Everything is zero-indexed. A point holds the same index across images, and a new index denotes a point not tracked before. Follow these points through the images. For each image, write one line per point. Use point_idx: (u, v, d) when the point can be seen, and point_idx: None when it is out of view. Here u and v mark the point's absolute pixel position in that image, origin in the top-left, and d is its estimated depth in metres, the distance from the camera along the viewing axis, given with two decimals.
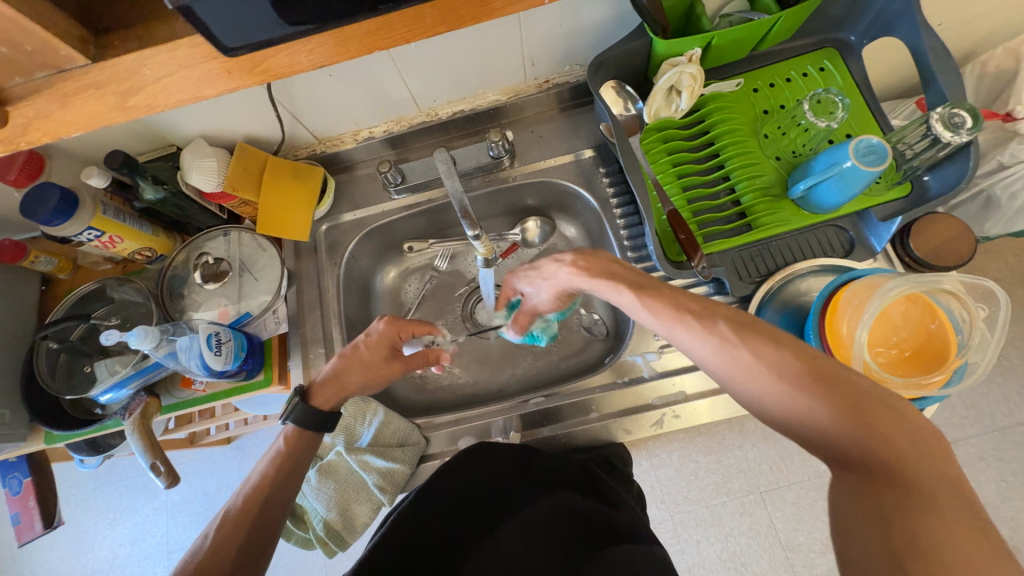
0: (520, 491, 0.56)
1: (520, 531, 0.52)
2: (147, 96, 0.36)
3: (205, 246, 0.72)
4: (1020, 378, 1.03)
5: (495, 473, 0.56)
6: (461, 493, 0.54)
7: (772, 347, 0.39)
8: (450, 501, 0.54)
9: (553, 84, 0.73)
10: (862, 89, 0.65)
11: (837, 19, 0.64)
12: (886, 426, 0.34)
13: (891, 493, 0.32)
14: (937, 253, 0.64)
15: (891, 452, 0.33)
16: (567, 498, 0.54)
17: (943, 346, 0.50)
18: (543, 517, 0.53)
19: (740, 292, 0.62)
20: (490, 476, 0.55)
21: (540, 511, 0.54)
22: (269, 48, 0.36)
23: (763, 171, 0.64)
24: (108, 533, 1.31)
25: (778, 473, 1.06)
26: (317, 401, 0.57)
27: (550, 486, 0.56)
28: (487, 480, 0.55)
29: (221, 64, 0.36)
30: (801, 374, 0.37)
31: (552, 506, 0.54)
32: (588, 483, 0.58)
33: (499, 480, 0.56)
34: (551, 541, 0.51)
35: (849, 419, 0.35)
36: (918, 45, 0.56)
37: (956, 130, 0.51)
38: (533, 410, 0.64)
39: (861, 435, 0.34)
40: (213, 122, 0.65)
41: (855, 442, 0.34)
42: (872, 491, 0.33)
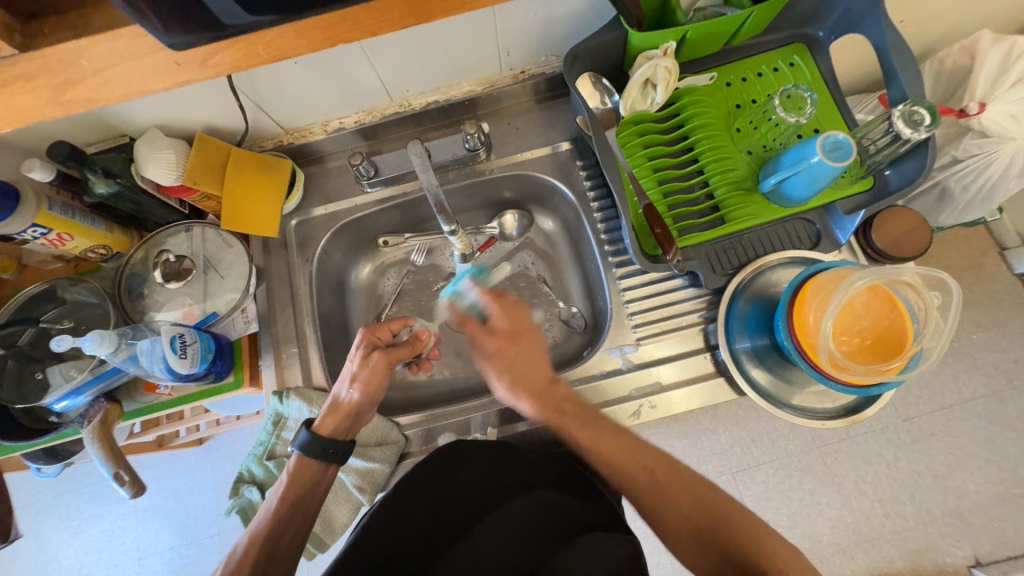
0: (500, 489, 0.55)
1: (501, 528, 0.53)
2: (86, 88, 0.35)
3: (165, 243, 0.68)
4: (968, 359, 1.10)
5: (477, 471, 0.55)
6: (440, 491, 0.54)
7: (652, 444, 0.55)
8: (428, 498, 0.53)
9: (529, 75, 0.72)
10: (829, 84, 0.67)
11: (807, 14, 0.65)
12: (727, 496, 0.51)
13: (731, 536, 0.49)
14: (898, 244, 0.66)
15: (731, 513, 0.50)
16: (545, 495, 0.54)
17: (900, 334, 0.53)
18: (521, 513, 0.53)
19: (714, 284, 0.64)
20: (470, 477, 0.55)
21: (523, 508, 0.54)
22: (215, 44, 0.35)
23: (736, 165, 0.65)
24: (72, 542, 1.25)
25: (748, 454, 1.13)
26: (323, 426, 0.56)
27: (526, 484, 0.55)
28: (466, 480, 0.55)
29: (170, 56, 0.35)
30: (673, 462, 0.54)
31: (530, 503, 0.54)
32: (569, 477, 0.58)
33: (479, 480, 0.55)
34: (530, 538, 0.51)
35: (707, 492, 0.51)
36: (882, 43, 0.58)
37: (916, 127, 0.54)
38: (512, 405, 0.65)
39: (714, 504, 0.51)
40: (169, 111, 0.61)
41: (714, 508, 0.50)
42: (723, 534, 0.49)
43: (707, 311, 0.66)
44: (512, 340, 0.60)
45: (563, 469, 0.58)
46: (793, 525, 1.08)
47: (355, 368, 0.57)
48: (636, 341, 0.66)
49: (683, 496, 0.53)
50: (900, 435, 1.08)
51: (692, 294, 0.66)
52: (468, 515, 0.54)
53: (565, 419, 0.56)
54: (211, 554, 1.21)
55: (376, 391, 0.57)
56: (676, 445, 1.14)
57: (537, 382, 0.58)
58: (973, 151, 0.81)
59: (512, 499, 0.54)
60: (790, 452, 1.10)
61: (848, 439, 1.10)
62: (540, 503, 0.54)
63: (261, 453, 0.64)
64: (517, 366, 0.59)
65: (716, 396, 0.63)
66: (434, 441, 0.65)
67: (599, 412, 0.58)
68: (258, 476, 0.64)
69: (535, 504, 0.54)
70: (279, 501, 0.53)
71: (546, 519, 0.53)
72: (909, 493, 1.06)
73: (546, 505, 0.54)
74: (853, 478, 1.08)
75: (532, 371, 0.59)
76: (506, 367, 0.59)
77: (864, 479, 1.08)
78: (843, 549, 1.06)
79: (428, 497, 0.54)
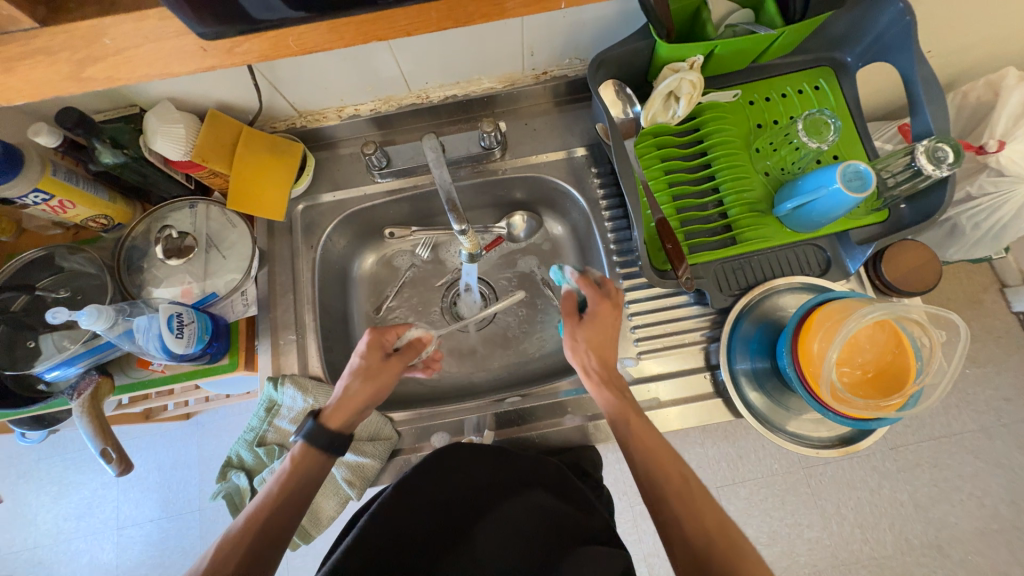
0: (490, 492, 0.55)
1: (500, 529, 0.53)
2: (106, 67, 0.35)
3: (168, 218, 0.67)
4: (961, 393, 1.10)
5: (469, 476, 0.56)
6: (422, 496, 0.53)
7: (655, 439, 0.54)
8: (423, 500, 0.53)
9: (550, 76, 0.71)
10: (852, 111, 0.66)
11: (837, 39, 0.64)
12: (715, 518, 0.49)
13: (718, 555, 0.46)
14: (907, 277, 0.66)
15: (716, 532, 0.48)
16: (538, 499, 0.54)
17: (900, 371, 0.52)
18: (516, 516, 0.54)
19: (720, 304, 0.63)
20: (463, 477, 0.55)
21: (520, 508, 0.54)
22: (243, 35, 0.35)
23: (752, 186, 0.65)
24: (52, 506, 1.24)
25: (735, 470, 1.13)
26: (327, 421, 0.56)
27: (519, 486, 0.56)
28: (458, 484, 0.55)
29: (194, 41, 0.35)
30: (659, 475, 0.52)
31: (522, 505, 0.54)
32: (565, 486, 0.57)
33: (474, 477, 0.56)
34: (526, 545, 0.52)
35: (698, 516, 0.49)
36: (910, 75, 0.58)
37: (938, 164, 0.53)
38: (508, 409, 0.65)
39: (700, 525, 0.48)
40: (183, 86, 0.60)
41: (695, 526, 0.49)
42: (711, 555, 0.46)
43: (711, 330, 0.65)
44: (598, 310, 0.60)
45: (556, 473, 0.57)
46: (773, 543, 1.09)
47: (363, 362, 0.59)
48: (637, 355, 0.65)
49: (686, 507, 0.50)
50: (887, 463, 1.09)
51: (697, 312, 0.66)
52: (459, 519, 0.54)
53: (625, 403, 0.56)
54: (192, 529, 1.21)
55: (386, 387, 0.59)
56: None
57: (610, 358, 0.59)
58: (987, 190, 0.81)
59: (502, 501, 0.55)
60: (778, 472, 1.11)
61: (835, 464, 1.10)
62: (530, 506, 0.54)
63: (251, 439, 0.63)
64: (599, 338, 0.60)
65: (712, 416, 0.63)
66: (426, 440, 0.65)
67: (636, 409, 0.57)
68: (247, 462, 0.63)
69: (524, 509, 0.54)
70: (278, 488, 0.52)
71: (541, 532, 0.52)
72: (889, 521, 1.07)
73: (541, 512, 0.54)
74: (837, 502, 1.09)
75: (607, 351, 0.60)
76: (593, 344, 0.60)
77: (847, 504, 1.09)
78: (821, 570, 1.07)
79: (428, 495, 0.54)
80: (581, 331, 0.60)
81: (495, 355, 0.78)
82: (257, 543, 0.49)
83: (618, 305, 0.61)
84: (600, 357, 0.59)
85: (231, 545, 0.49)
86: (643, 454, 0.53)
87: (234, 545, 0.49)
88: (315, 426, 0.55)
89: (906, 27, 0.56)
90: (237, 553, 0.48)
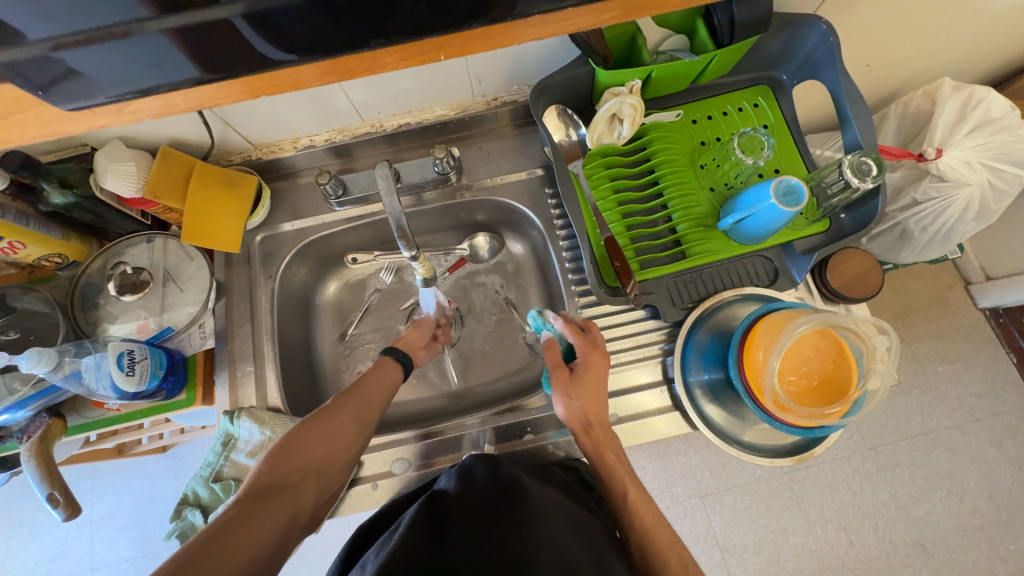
0: (523, 487, 0.53)
1: (540, 520, 0.48)
2: None
3: (124, 253, 0.67)
4: (932, 390, 1.12)
5: (470, 498, 0.52)
6: (456, 501, 0.51)
7: (642, 496, 0.56)
8: (459, 505, 0.51)
9: (501, 102, 0.73)
10: (791, 126, 0.68)
11: (771, 59, 0.67)
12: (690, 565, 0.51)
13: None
14: (852, 284, 0.68)
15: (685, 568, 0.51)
16: (561, 499, 0.53)
17: (843, 378, 0.54)
18: (547, 508, 0.50)
19: (672, 317, 0.64)
20: (463, 504, 0.51)
21: (543, 502, 0.51)
22: None
23: (698, 201, 0.67)
24: (22, 550, 1.20)
25: (717, 478, 1.13)
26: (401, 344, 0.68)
27: (544, 485, 0.55)
28: (464, 514, 0.49)
29: None
30: (649, 510, 0.55)
31: (549, 501, 0.52)
32: (576, 494, 0.57)
33: (497, 482, 0.54)
34: (564, 538, 0.47)
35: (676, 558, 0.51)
36: (838, 92, 0.60)
37: (863, 177, 0.56)
38: (508, 422, 0.66)
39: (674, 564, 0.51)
40: (132, 124, 0.60)
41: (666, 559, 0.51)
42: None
43: (666, 343, 0.67)
44: (588, 361, 0.60)
45: (564, 483, 0.58)
46: (760, 551, 1.09)
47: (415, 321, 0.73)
48: None
49: (664, 540, 0.52)
50: (865, 463, 1.10)
51: (652, 326, 0.67)
52: (501, 511, 0.50)
53: (615, 460, 0.57)
54: None
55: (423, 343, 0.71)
56: (646, 466, 1.14)
57: (602, 413, 0.58)
58: (931, 194, 0.83)
59: (534, 494, 0.52)
60: (760, 477, 1.11)
61: (815, 467, 1.11)
62: (556, 503, 0.52)
63: (207, 475, 0.62)
64: (590, 389, 0.58)
65: (668, 430, 0.64)
66: (388, 466, 0.65)
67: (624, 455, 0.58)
68: (203, 499, 0.62)
69: (550, 503, 0.51)
70: (329, 415, 0.53)
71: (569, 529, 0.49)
72: (872, 522, 1.07)
73: (563, 509, 0.52)
74: (820, 505, 1.09)
75: (598, 406, 0.58)
76: (587, 397, 0.58)
77: (830, 507, 1.09)
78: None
79: (459, 504, 0.51)
80: (576, 388, 0.58)
81: (460, 376, 0.78)
82: (352, 422, 0.54)
83: (606, 356, 0.61)
84: (595, 413, 0.58)
85: (332, 414, 0.53)
86: (637, 524, 0.54)
87: (333, 413, 0.54)
88: (394, 351, 0.64)
89: (831, 47, 0.59)
90: (337, 422, 0.53)
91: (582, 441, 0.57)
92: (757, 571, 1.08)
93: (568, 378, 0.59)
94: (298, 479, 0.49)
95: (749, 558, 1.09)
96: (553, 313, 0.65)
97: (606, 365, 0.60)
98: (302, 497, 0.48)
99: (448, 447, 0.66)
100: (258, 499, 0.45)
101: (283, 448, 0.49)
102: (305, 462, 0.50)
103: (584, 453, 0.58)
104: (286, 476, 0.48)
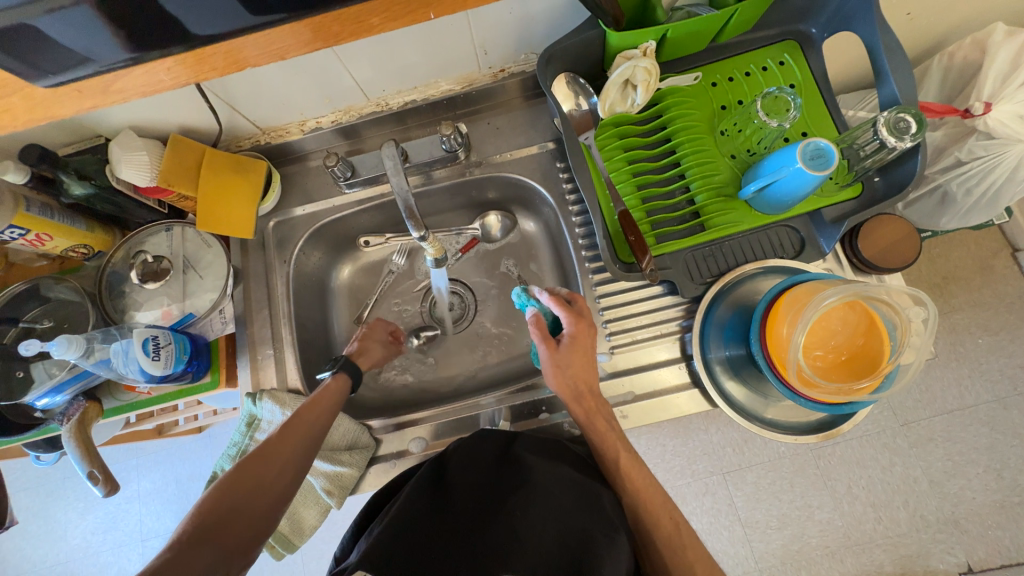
0: (527, 461, 0.52)
1: (543, 496, 0.48)
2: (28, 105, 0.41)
3: (145, 242, 0.68)
4: (972, 363, 1.07)
5: (471, 473, 0.52)
6: (462, 476, 0.52)
7: (642, 467, 0.56)
8: (461, 482, 0.51)
9: (508, 74, 0.70)
10: (821, 84, 0.63)
11: (799, 10, 0.61)
12: (686, 539, 0.52)
13: (677, 543, 0.51)
14: (885, 254, 0.64)
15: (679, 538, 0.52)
16: (570, 473, 0.51)
17: (874, 353, 0.51)
18: (551, 483, 0.50)
19: (691, 292, 0.62)
20: (464, 482, 0.51)
21: (547, 478, 0.50)
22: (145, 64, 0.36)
23: (718, 170, 0.63)
24: (80, 522, 1.30)
25: (740, 455, 1.11)
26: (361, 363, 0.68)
27: (552, 455, 0.54)
28: (464, 495, 0.50)
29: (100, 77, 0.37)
30: (648, 479, 0.55)
31: (556, 477, 0.51)
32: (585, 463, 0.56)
33: (500, 459, 0.54)
34: (567, 514, 0.47)
35: (672, 530, 0.52)
36: (874, 42, 0.55)
37: (901, 135, 0.51)
38: (524, 401, 0.66)
39: (667, 534, 0.52)
40: (143, 113, 0.61)
41: (662, 530, 0.52)
42: (678, 552, 0.51)
43: (685, 319, 0.64)
44: (568, 337, 0.58)
45: (577, 457, 0.55)
46: (783, 526, 1.07)
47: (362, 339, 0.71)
48: (610, 349, 0.64)
49: (660, 512, 0.53)
50: (897, 440, 1.06)
51: (670, 302, 0.64)
52: (505, 485, 0.50)
53: (612, 431, 0.56)
54: None
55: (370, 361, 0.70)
56: (668, 443, 1.13)
57: (590, 379, 0.58)
58: (977, 154, 0.77)
59: (541, 467, 0.51)
60: (784, 453, 1.09)
61: (843, 443, 1.07)
62: (563, 478, 0.51)
63: (234, 453, 0.64)
64: (576, 356, 0.58)
65: (688, 408, 0.62)
66: (405, 445, 0.66)
67: (620, 428, 0.57)
68: None
69: (557, 478, 0.50)
70: (269, 446, 0.51)
71: (575, 504, 0.48)
72: (903, 498, 1.04)
73: (570, 482, 0.50)
74: (847, 481, 1.07)
75: (584, 371, 0.58)
76: (572, 367, 0.58)
77: (857, 484, 1.06)
78: (833, 552, 1.05)
79: (467, 480, 0.51)
80: (562, 357, 0.58)
81: (477, 355, 0.78)
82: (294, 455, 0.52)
83: (591, 325, 0.60)
84: (585, 381, 0.57)
85: (270, 451, 0.51)
86: (631, 492, 0.54)
87: (272, 449, 0.51)
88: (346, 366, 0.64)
89: None
90: (276, 458, 0.51)
91: (574, 409, 0.57)
92: (780, 546, 1.07)
93: (555, 351, 0.58)
94: (230, 527, 0.45)
95: (772, 533, 1.08)
96: (536, 285, 0.64)
97: (592, 333, 0.60)
98: (236, 545, 0.44)
99: (461, 426, 0.67)
100: (184, 551, 0.42)
101: (211, 498, 0.46)
102: (238, 507, 0.46)
103: (576, 420, 0.58)
104: (216, 524, 0.44)
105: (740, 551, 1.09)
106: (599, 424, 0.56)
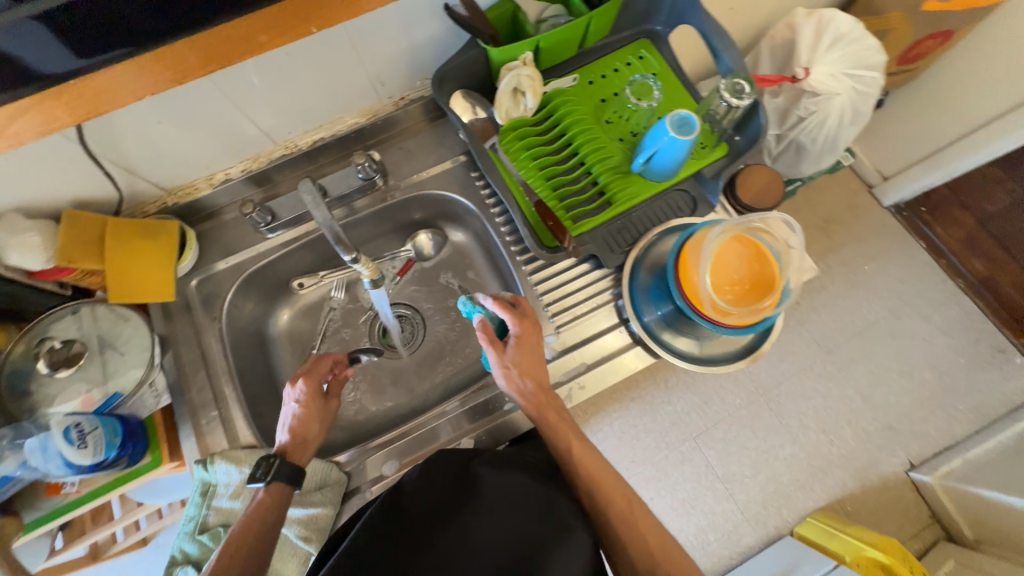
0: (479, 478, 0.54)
1: (493, 510, 0.50)
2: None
3: (50, 330, 0.63)
4: None
5: (429, 495, 0.53)
6: (417, 505, 0.52)
7: (592, 451, 0.58)
8: (416, 510, 0.51)
9: (409, 100, 0.75)
10: (675, 69, 0.75)
11: (643, 13, 0.73)
12: (635, 512, 0.55)
13: (629, 523, 0.54)
14: (761, 197, 0.75)
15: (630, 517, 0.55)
16: (521, 482, 0.53)
17: (769, 277, 0.59)
18: (503, 494, 0.52)
19: (613, 262, 0.68)
20: (419, 508, 0.51)
21: (499, 491, 0.52)
22: None
23: (612, 152, 0.71)
24: None
25: (706, 415, 0.96)
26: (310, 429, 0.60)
27: (505, 466, 0.56)
28: (420, 518, 0.50)
29: None
30: (599, 460, 0.58)
31: (508, 487, 0.53)
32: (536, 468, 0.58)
33: (454, 479, 0.55)
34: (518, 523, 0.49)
35: (622, 508, 0.55)
36: (704, 29, 0.67)
37: (740, 95, 0.63)
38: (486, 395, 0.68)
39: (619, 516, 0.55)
40: (29, 193, 0.58)
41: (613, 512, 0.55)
42: (631, 530, 0.54)
43: (615, 287, 0.70)
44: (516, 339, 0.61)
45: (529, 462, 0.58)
46: (758, 474, 0.94)
47: (298, 408, 0.60)
48: (556, 329, 0.69)
49: (611, 490, 0.56)
50: None
51: (598, 275, 0.70)
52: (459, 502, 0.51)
53: (562, 421, 0.59)
54: None
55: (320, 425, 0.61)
56: (636, 424, 0.95)
57: (539, 377, 0.61)
58: (812, 109, 0.93)
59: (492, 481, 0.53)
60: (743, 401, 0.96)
61: (792, 371, 1.00)
62: (515, 486, 0.53)
63: (193, 528, 0.59)
64: (524, 356, 0.61)
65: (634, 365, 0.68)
66: (379, 471, 0.65)
67: (568, 415, 0.61)
68: (193, 554, 0.58)
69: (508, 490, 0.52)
70: None
71: (529, 511, 0.51)
72: None
73: (521, 491, 0.52)
74: (796, 414, 0.97)
75: (532, 370, 0.61)
76: (521, 367, 0.60)
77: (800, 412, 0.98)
78: (807, 486, 0.93)
79: (421, 507, 0.51)
80: (511, 357, 0.60)
81: (433, 370, 0.79)
82: None
83: (536, 324, 0.63)
84: (534, 379, 0.61)
85: None
86: (583, 474, 0.56)
87: None
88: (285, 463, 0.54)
89: None
90: None
91: (527, 408, 0.60)
92: (760, 494, 0.93)
93: (504, 350, 0.61)
94: None
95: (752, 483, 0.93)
96: (482, 292, 0.67)
97: (537, 334, 0.63)
98: None
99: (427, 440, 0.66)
100: None
101: None
102: None
103: (528, 416, 0.61)
104: None
105: (728, 510, 0.92)
106: (551, 414, 0.59)
